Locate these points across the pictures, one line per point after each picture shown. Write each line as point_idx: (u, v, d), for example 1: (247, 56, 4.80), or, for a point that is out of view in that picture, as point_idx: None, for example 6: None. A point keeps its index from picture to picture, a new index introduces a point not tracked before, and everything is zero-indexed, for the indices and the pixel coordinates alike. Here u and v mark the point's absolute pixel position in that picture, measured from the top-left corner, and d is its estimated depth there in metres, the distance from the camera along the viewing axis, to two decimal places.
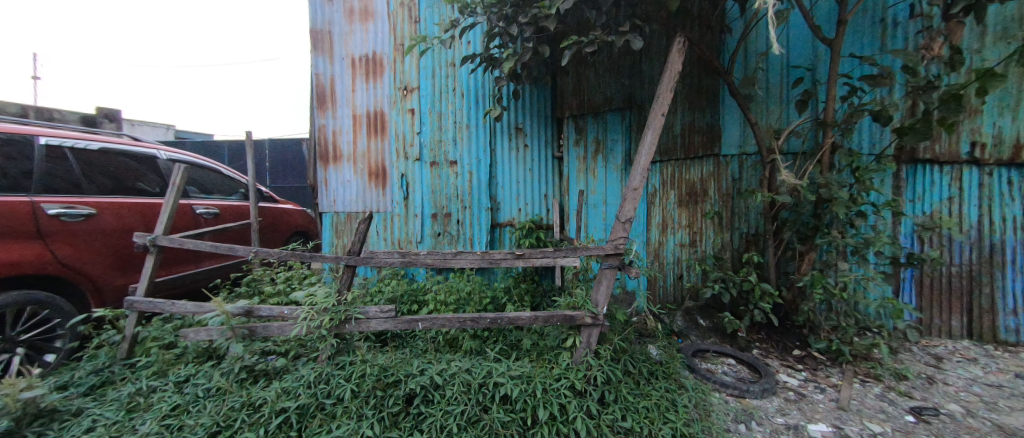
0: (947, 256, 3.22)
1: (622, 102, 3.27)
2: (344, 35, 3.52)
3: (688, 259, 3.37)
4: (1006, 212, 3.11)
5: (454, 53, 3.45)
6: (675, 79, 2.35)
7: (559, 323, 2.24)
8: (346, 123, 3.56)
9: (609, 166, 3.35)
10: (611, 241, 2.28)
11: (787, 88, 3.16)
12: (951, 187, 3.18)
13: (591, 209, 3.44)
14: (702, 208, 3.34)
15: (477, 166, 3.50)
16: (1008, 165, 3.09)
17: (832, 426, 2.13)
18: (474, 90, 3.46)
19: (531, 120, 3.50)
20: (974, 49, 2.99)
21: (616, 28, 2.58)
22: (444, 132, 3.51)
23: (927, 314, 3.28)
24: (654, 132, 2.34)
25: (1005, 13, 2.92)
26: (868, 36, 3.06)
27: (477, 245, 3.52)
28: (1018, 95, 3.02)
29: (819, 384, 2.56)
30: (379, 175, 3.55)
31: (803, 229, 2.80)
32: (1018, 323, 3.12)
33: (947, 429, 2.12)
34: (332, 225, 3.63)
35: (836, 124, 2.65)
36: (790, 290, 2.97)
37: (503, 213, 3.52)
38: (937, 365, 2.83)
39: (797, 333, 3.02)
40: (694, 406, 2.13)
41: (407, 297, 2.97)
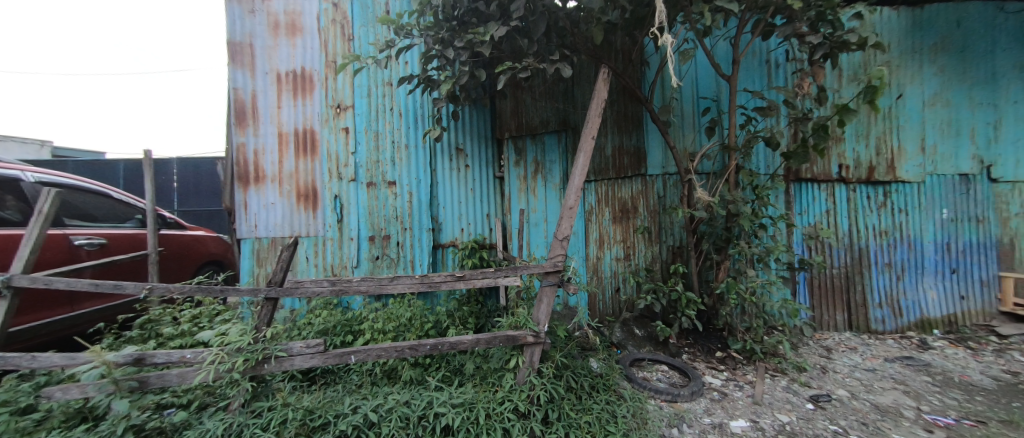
0: (830, 261, 3.77)
1: (558, 125, 3.49)
2: (268, 49, 3.28)
3: (623, 273, 3.57)
4: (868, 221, 3.83)
5: (390, 72, 3.40)
6: (602, 106, 2.53)
7: (502, 344, 2.20)
8: (270, 141, 3.26)
9: (548, 186, 3.54)
10: (551, 259, 2.34)
11: (697, 116, 3.59)
12: (827, 202, 3.78)
13: (533, 227, 3.53)
14: (633, 224, 3.59)
15: (417, 186, 3.42)
16: (866, 183, 3.83)
17: (750, 421, 2.35)
18: (412, 110, 3.42)
19: (471, 140, 3.53)
20: (835, 88, 3.71)
21: (548, 57, 2.73)
22: (382, 152, 3.40)
23: (819, 312, 3.76)
24: (586, 155, 2.49)
25: (852, 62, 3.71)
26: (757, 74, 3.62)
27: (418, 267, 3.40)
28: (866, 126, 3.79)
29: (738, 382, 2.81)
30: (309, 197, 3.30)
31: (718, 240, 3.11)
32: (882, 314, 3.81)
33: (838, 413, 2.47)
34: (251, 252, 3.23)
35: (739, 148, 3.03)
36: (710, 296, 3.27)
37: (445, 234, 3.47)
38: (828, 356, 3.28)
39: (718, 336, 3.28)
40: (633, 416, 2.22)
41: (340, 328, 2.74)
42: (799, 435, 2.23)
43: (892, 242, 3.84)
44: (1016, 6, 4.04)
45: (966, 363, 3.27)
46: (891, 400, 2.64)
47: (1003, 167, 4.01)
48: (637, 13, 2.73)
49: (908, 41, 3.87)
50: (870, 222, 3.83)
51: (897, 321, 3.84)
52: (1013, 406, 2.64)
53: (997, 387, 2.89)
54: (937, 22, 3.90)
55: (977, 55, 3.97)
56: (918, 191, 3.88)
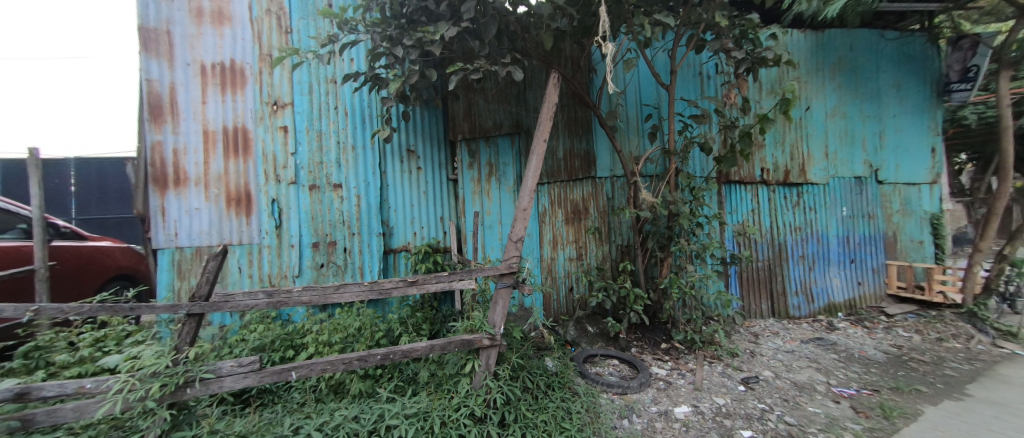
0: (756, 255, 4.17)
1: (511, 128, 3.53)
2: (189, 38, 2.94)
3: (576, 272, 3.67)
4: (785, 219, 4.30)
5: (333, 69, 3.22)
6: (553, 110, 2.59)
7: (457, 349, 2.14)
8: (193, 140, 2.92)
9: (502, 188, 3.56)
10: (506, 261, 2.35)
11: (641, 122, 3.82)
12: (752, 202, 4.18)
13: (487, 229, 3.53)
14: (584, 224, 3.72)
15: (366, 189, 3.27)
16: (783, 185, 4.30)
17: (692, 406, 2.53)
18: (359, 109, 3.27)
19: (422, 142, 3.44)
20: (756, 99, 4.14)
21: (499, 59, 2.74)
22: (325, 153, 3.20)
23: (748, 302, 4.14)
24: (538, 158, 2.53)
25: (770, 77, 4.16)
26: (692, 84, 3.94)
27: (368, 274, 3.25)
28: (782, 134, 4.26)
29: (681, 371, 3.01)
30: (241, 201, 3.01)
31: (661, 238, 3.31)
32: (798, 301, 4.29)
33: (765, 392, 2.74)
34: (170, 264, 2.86)
35: (678, 153, 3.25)
36: (656, 291, 3.46)
37: (397, 238, 3.35)
38: (756, 341, 3.62)
39: (663, 329, 3.49)
40: (586, 411, 2.29)
41: (280, 342, 2.53)
42: (733, 416, 2.43)
43: (805, 236, 4.35)
44: (894, 34, 4.79)
45: (863, 340, 3.79)
46: (807, 378, 2.99)
47: (887, 171, 4.74)
48: (585, 22, 2.84)
49: (813, 60, 4.42)
50: (787, 220, 4.30)
51: (810, 307, 4.35)
52: (898, 374, 3.10)
53: (886, 360, 3.38)
54: (836, 45, 4.51)
55: (866, 75, 4.65)
56: (824, 192, 4.43)
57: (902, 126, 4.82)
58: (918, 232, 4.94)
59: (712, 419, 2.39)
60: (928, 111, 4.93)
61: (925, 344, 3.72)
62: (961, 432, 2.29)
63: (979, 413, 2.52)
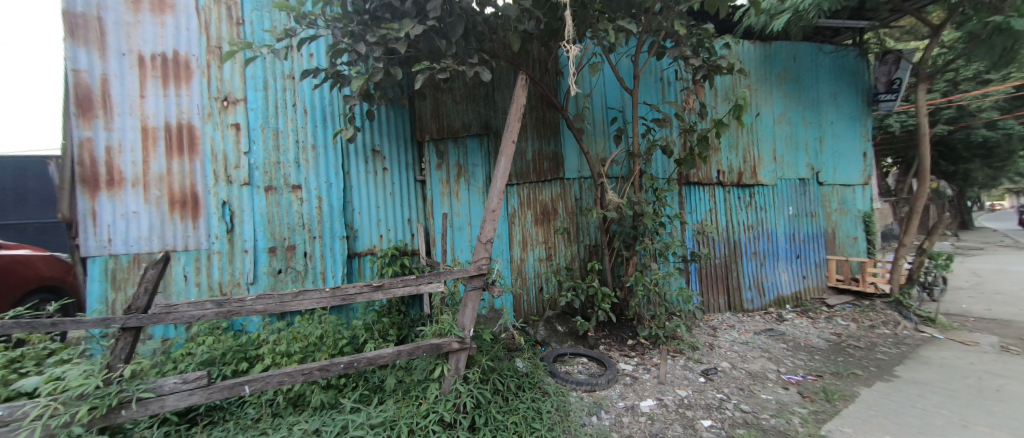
0: (715, 252, 4.39)
1: (479, 129, 3.52)
2: (125, 26, 2.68)
3: (546, 272, 3.71)
4: (740, 218, 4.56)
5: (291, 64, 3.07)
6: (521, 111, 2.60)
7: (426, 354, 2.08)
8: (129, 137, 2.66)
9: (471, 190, 3.54)
10: (475, 263, 2.33)
11: (607, 125, 3.93)
12: (711, 202, 4.40)
13: (456, 231, 3.50)
14: (553, 225, 3.76)
15: (328, 191, 3.13)
16: (738, 186, 4.57)
17: (656, 399, 2.61)
18: (320, 107, 3.14)
19: (388, 142, 3.34)
20: (713, 105, 4.37)
21: (466, 59, 2.71)
22: (283, 152, 3.02)
23: (708, 297, 4.35)
24: (507, 159, 2.52)
25: (724, 84, 4.41)
26: (654, 90, 4.11)
27: (331, 279, 3.12)
28: (736, 138, 4.52)
29: (646, 366, 3.11)
30: (186, 204, 2.77)
31: (627, 238, 3.41)
32: (752, 294, 4.58)
33: (723, 383, 2.89)
34: (103, 274, 2.58)
35: (642, 155, 3.36)
36: (622, 289, 3.56)
37: (361, 241, 3.23)
38: (714, 334, 3.81)
39: (629, 326, 3.59)
40: (556, 410, 2.32)
41: (232, 355, 2.36)
42: (694, 406, 2.54)
43: (757, 234, 4.65)
44: (831, 48, 5.23)
45: (808, 330, 4.10)
46: (760, 367, 3.19)
47: (826, 173, 5.17)
48: (551, 25, 2.88)
49: (763, 70, 4.74)
50: (741, 219, 4.57)
51: (762, 300, 4.65)
52: (838, 360, 3.38)
53: (828, 347, 3.67)
54: (782, 56, 4.86)
55: (807, 85, 5.04)
56: (773, 193, 4.76)
57: (839, 132, 5.27)
58: (853, 228, 5.43)
59: (675, 411, 2.49)
60: (860, 119, 5.42)
61: (860, 331, 4.08)
62: (890, 410, 2.53)
63: (905, 392, 2.80)
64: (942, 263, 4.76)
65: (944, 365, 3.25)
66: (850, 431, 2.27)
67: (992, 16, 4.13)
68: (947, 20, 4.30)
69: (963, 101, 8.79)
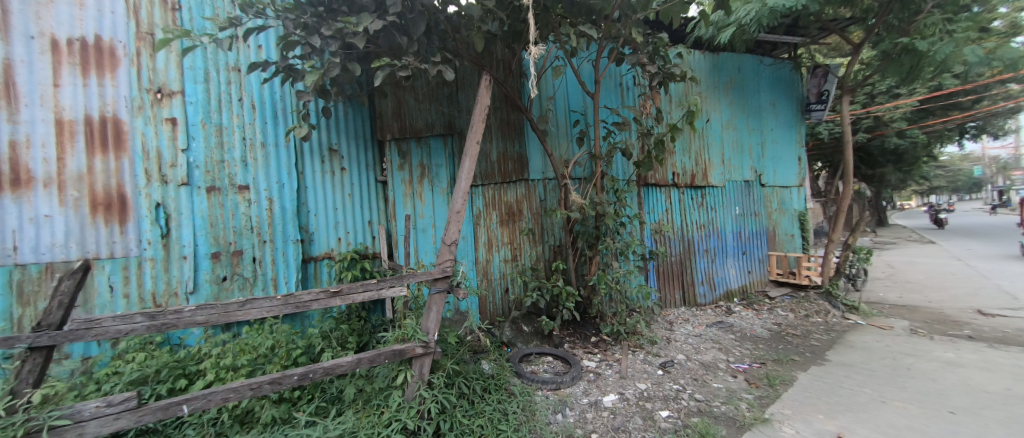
0: (671, 250, 4.62)
1: (443, 129, 3.46)
2: (34, 5, 2.35)
3: (511, 273, 3.72)
4: (693, 217, 4.83)
5: (236, 56, 2.85)
6: (485, 112, 2.58)
7: (388, 360, 1.99)
8: (40, 131, 2.34)
9: (434, 190, 3.48)
10: (439, 265, 2.28)
11: (569, 127, 4.02)
12: (667, 203, 4.62)
13: (420, 233, 3.43)
14: (518, 226, 3.78)
15: (280, 192, 2.95)
16: (691, 187, 4.84)
17: (618, 394, 2.70)
18: (270, 103, 2.94)
19: (346, 140, 3.20)
20: (668, 110, 4.60)
21: (429, 58, 2.64)
22: (227, 150, 2.80)
23: (666, 293, 4.56)
24: (471, 160, 2.50)
25: (678, 91, 4.67)
26: (614, 94, 4.26)
27: (283, 286, 2.93)
28: (689, 142, 4.78)
29: (609, 361, 3.21)
30: (112, 206, 2.48)
31: (590, 238, 3.49)
32: (705, 289, 4.87)
33: (679, 374, 3.04)
34: (6, 287, 2.25)
35: (603, 157, 3.46)
36: (586, 288, 3.64)
37: (318, 245, 3.07)
38: (671, 328, 4.01)
39: (593, 323, 3.69)
40: (522, 410, 2.32)
41: (167, 372, 2.13)
42: (653, 398, 2.65)
43: (708, 233, 4.95)
44: (770, 60, 5.68)
45: (753, 321, 4.42)
46: (712, 357, 3.39)
47: (767, 176, 5.61)
48: (514, 27, 2.90)
49: (712, 78, 5.06)
50: (694, 218, 4.84)
51: (713, 294, 4.96)
52: (779, 348, 3.67)
53: (770, 336, 3.98)
54: (728, 66, 5.21)
55: (751, 94, 5.45)
56: (722, 194, 5.09)
57: (778, 138, 5.74)
58: (791, 226, 5.94)
59: (635, 404, 2.58)
60: (795, 126, 5.95)
61: (798, 321, 4.47)
62: (823, 391, 2.78)
63: (835, 374, 3.09)
64: (863, 256, 5.32)
65: (866, 348, 3.63)
66: (790, 413, 2.47)
67: (901, 38, 4.69)
68: (865, 40, 4.82)
69: (879, 112, 9.90)
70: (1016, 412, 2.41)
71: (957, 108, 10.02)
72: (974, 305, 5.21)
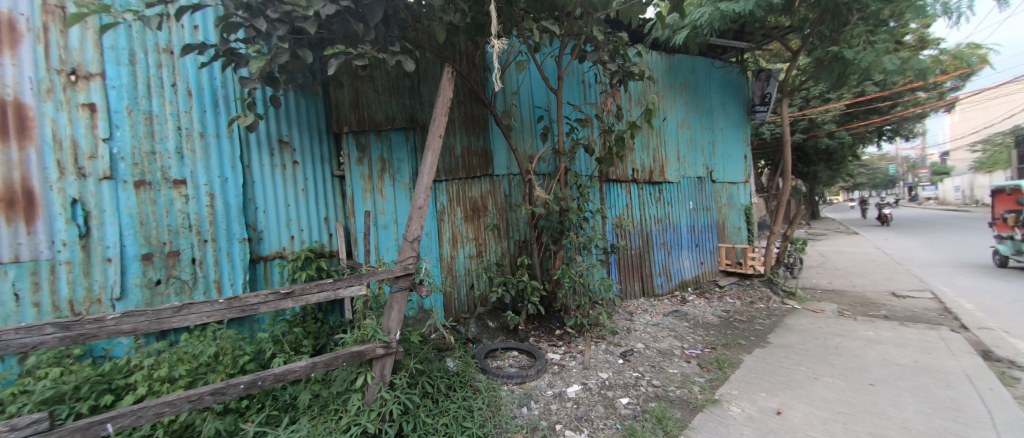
0: (631, 244, 4.79)
1: (404, 122, 3.35)
2: None
3: (476, 269, 3.69)
4: (651, 212, 5.04)
5: (167, 36, 2.57)
6: (448, 105, 2.52)
7: (346, 363, 1.90)
8: None
9: (396, 186, 3.37)
10: (401, 263, 2.21)
11: (534, 123, 4.04)
12: (627, 198, 4.78)
13: (381, 230, 3.33)
14: (483, 222, 3.75)
15: (223, 188, 2.72)
16: (649, 183, 5.04)
17: (582, 384, 2.76)
18: (209, 90, 2.70)
19: (297, 132, 3.01)
20: (627, 108, 4.76)
21: (388, 47, 2.53)
22: (159, 141, 2.52)
23: (627, 285, 4.73)
24: (434, 154, 2.42)
25: (636, 90, 4.84)
26: (576, 91, 4.35)
27: (228, 289, 2.72)
28: (647, 140, 4.97)
29: (572, 353, 3.29)
30: (13, 203, 2.13)
31: (554, 233, 3.53)
32: (662, 280, 5.12)
33: (638, 362, 3.17)
34: None
35: (567, 153, 3.50)
36: (550, 282, 3.69)
37: (268, 244, 2.88)
38: (631, 318, 4.17)
39: (557, 316, 3.75)
40: (487, 406, 2.32)
41: (89, 387, 1.90)
42: (614, 387, 2.75)
43: (665, 227, 5.19)
44: (720, 63, 6.02)
45: (704, 309, 4.70)
46: (668, 345, 3.57)
47: (718, 172, 5.98)
48: (477, 20, 2.84)
49: (668, 79, 5.28)
50: (652, 213, 5.05)
51: (670, 285, 5.22)
52: (727, 333, 3.94)
53: (720, 322, 4.25)
54: (683, 68, 5.47)
55: (703, 94, 5.75)
56: (677, 189, 5.35)
57: (727, 137, 6.12)
58: (737, 220, 6.40)
59: (598, 393, 2.66)
60: (741, 127, 6.37)
61: (743, 307, 4.82)
62: (766, 371, 3.01)
63: (776, 355, 3.36)
64: (799, 246, 5.82)
65: (801, 331, 3.98)
66: (737, 393, 2.65)
67: (832, 46, 5.13)
68: (802, 47, 5.24)
69: (813, 115, 10.86)
70: (922, 381, 2.75)
71: (876, 112, 11.23)
72: (889, 289, 5.88)
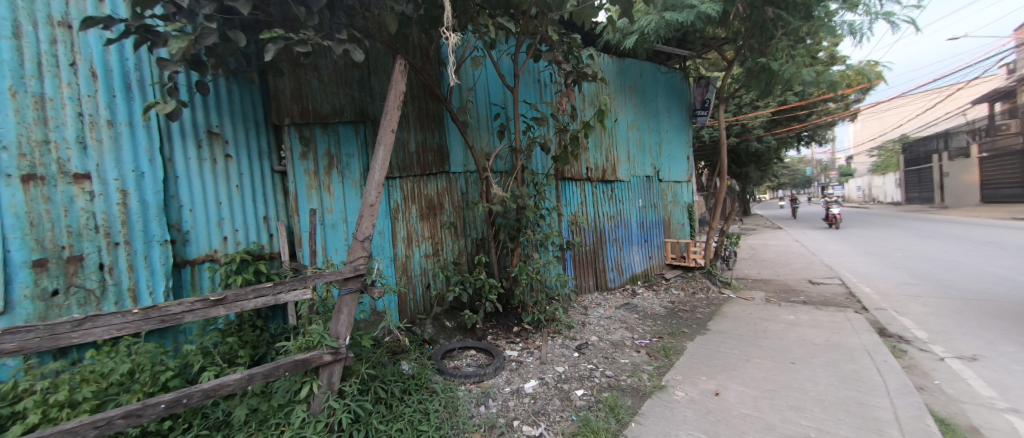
0: (586, 240, 4.93)
1: (353, 115, 3.17)
2: None
3: (433, 268, 3.60)
4: (604, 209, 5.24)
5: (63, 7, 2.21)
6: (400, 98, 2.41)
7: (289, 373, 1.76)
8: None
9: (345, 183, 3.19)
10: (351, 264, 2.09)
11: (490, 121, 4.02)
12: (582, 196, 4.91)
13: (328, 229, 3.14)
14: (439, 220, 3.66)
15: (139, 183, 2.38)
16: (602, 181, 5.22)
17: (539, 379, 2.80)
18: (118, 72, 2.36)
19: (229, 123, 2.74)
20: (581, 108, 4.89)
21: (333, 34, 2.36)
22: (54, 128, 2.15)
23: (582, 280, 4.87)
24: (386, 149, 2.31)
25: (589, 91, 4.99)
26: (532, 90, 4.41)
27: (146, 298, 2.40)
28: (600, 139, 5.14)
29: (530, 349, 3.33)
30: None
31: (511, 230, 3.54)
32: (615, 274, 5.35)
33: (593, 354, 3.28)
34: None
35: (523, 151, 3.51)
36: (508, 279, 3.70)
37: (196, 246, 2.60)
38: (585, 313, 4.30)
39: (515, 313, 3.78)
40: (444, 407, 2.27)
41: None
42: (570, 379, 2.82)
43: (617, 223, 5.42)
44: (666, 69, 6.38)
45: (653, 300, 4.98)
46: (619, 336, 3.73)
47: (664, 172, 6.35)
48: (431, 12, 2.75)
49: (620, 81, 5.51)
50: (605, 210, 5.24)
51: (622, 279, 5.47)
52: (673, 322, 4.20)
53: (666, 313, 4.52)
54: (633, 71, 5.74)
55: (651, 98, 6.07)
56: (628, 188, 5.60)
57: (672, 139, 6.52)
58: (681, 216, 6.86)
59: (554, 386, 2.71)
60: (684, 129, 6.82)
61: (687, 298, 5.17)
62: (705, 356, 3.25)
63: (714, 340, 3.65)
64: (734, 241, 6.35)
65: (735, 317, 4.35)
66: (681, 378, 2.82)
67: (760, 58, 5.60)
68: (735, 58, 5.69)
69: (745, 120, 11.91)
70: (833, 357, 3.12)
71: (796, 120, 12.57)
72: (806, 277, 6.62)
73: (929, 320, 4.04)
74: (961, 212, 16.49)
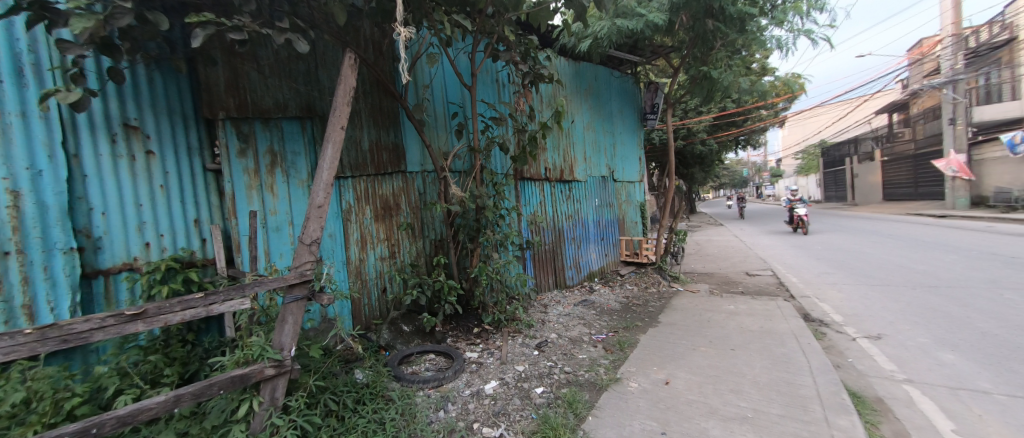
0: (545, 239, 5.00)
1: (299, 110, 2.98)
2: None
3: (389, 271, 3.47)
4: (562, 208, 5.35)
5: None
6: (350, 93, 2.28)
7: (224, 391, 1.60)
8: None
9: (290, 182, 2.99)
10: (297, 269, 1.95)
11: (448, 120, 3.95)
12: (540, 196, 4.97)
13: (272, 232, 2.92)
14: (395, 221, 3.54)
15: (35, 183, 2.03)
16: (561, 181, 5.33)
17: (499, 380, 2.79)
18: (6, 52, 2.00)
19: (151, 115, 2.45)
20: (539, 109, 4.96)
21: (274, 23, 2.19)
22: None
23: (542, 279, 4.94)
24: (335, 147, 2.18)
25: (546, 92, 5.07)
26: (490, 89, 4.41)
27: (47, 315, 2.07)
28: (558, 140, 5.24)
29: (490, 350, 3.31)
30: None
31: (470, 230, 3.50)
32: (573, 272, 5.49)
33: (552, 352, 3.34)
34: None
35: (482, 151, 3.48)
36: (468, 280, 3.65)
37: (111, 254, 2.29)
38: (545, 311, 4.36)
39: (475, 314, 3.75)
40: (401, 415, 2.19)
41: None
42: (529, 378, 2.84)
43: (575, 222, 5.56)
44: (618, 74, 6.66)
45: (609, 296, 5.16)
46: (578, 332, 3.82)
47: (618, 172, 6.62)
48: (383, 5, 2.65)
49: (575, 84, 5.66)
50: (563, 209, 5.36)
51: (580, 276, 5.62)
52: (627, 317, 4.38)
53: (621, 308, 4.71)
54: (587, 75, 5.93)
55: (605, 101, 6.30)
56: (584, 187, 5.77)
57: (625, 141, 6.82)
58: (634, 215, 7.18)
59: (514, 386, 2.72)
60: (636, 132, 7.16)
61: (640, 293, 5.42)
62: (657, 348, 3.43)
63: (664, 332, 3.85)
64: (681, 237, 6.76)
65: (683, 309, 4.63)
66: (634, 370, 2.95)
67: (702, 67, 5.95)
68: (680, 66, 6.05)
69: (689, 125, 12.74)
70: (766, 342, 3.41)
71: (734, 125, 13.67)
72: (744, 270, 7.20)
73: (844, 305, 4.55)
74: (868, 209, 18.81)
